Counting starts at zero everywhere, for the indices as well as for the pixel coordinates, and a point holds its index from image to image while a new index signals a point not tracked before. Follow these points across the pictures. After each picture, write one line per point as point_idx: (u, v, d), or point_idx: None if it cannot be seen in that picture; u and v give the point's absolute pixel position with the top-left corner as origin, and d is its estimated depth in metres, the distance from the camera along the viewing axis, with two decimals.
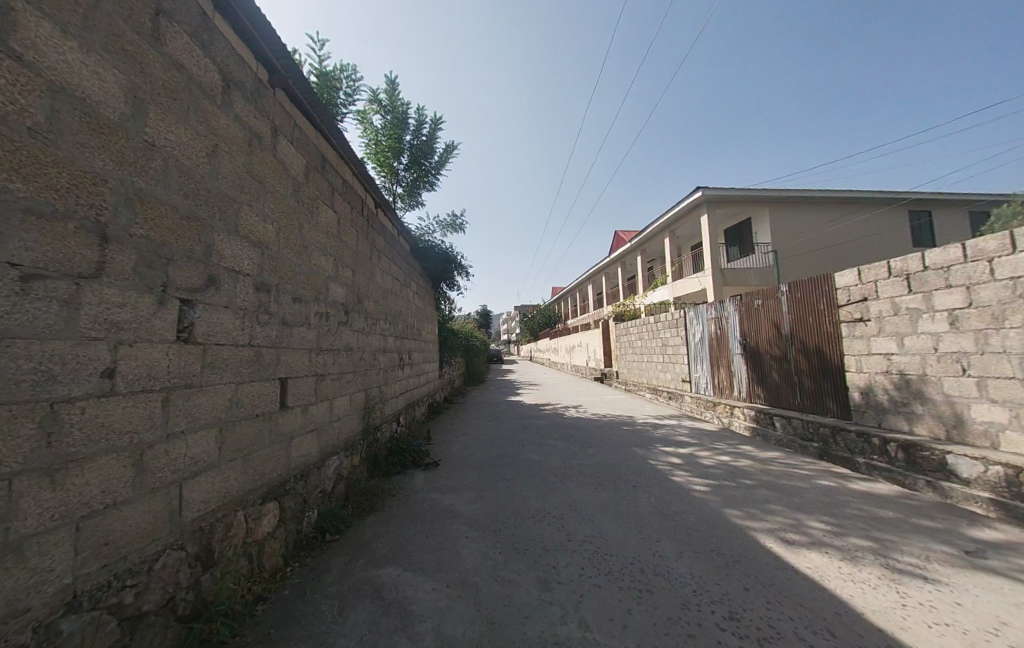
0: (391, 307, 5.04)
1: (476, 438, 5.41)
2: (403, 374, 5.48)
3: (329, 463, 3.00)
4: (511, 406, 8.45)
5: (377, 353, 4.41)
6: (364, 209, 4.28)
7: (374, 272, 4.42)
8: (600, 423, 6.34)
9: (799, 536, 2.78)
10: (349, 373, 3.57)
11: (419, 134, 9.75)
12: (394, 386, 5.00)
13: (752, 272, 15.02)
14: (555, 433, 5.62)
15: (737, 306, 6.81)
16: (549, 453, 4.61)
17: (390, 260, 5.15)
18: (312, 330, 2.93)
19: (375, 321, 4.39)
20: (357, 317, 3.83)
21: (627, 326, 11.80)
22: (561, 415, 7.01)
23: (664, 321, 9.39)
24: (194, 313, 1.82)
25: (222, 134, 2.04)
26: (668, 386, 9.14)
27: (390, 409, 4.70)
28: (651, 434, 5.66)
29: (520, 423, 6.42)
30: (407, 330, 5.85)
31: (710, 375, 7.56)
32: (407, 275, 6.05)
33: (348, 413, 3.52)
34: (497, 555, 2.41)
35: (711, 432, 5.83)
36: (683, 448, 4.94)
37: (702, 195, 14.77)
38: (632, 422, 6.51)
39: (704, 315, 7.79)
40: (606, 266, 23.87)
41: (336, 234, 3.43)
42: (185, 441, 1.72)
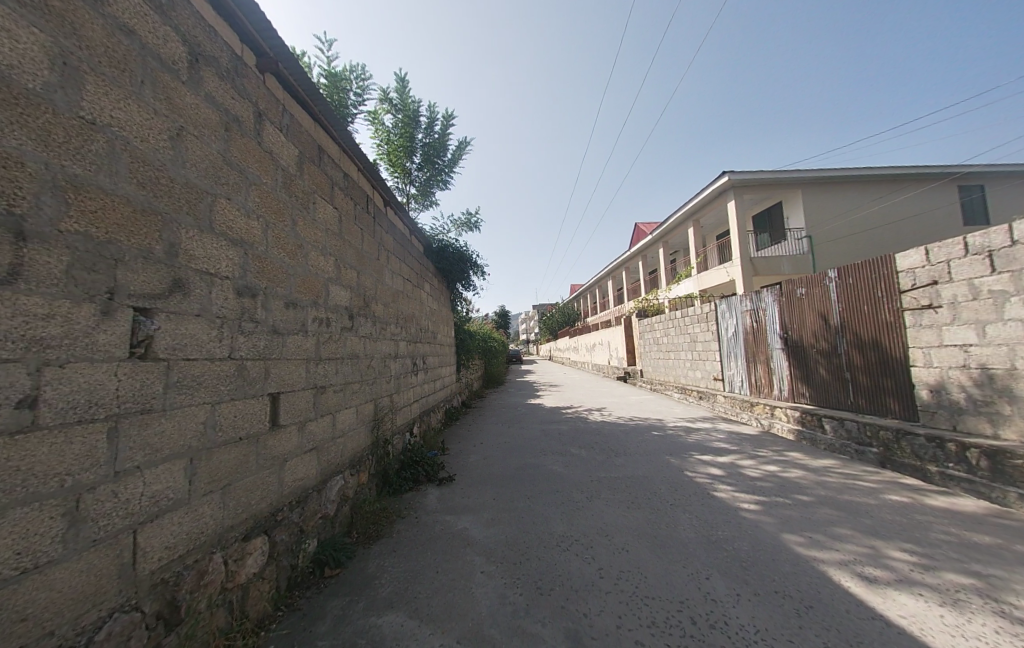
0: (402, 309, 4.75)
1: (494, 446, 5.06)
2: (416, 379, 5.19)
3: (331, 485, 2.75)
4: (531, 409, 8.09)
5: (388, 359, 4.14)
6: (371, 206, 4.01)
7: (383, 273, 4.15)
8: (627, 427, 5.89)
9: (881, 571, 2.20)
10: (355, 381, 3.30)
11: (431, 131, 9.49)
12: (407, 393, 4.72)
13: (784, 261, 14.14)
14: (578, 440, 5.21)
15: (776, 297, 6.25)
16: (573, 463, 4.21)
17: (402, 260, 4.89)
18: (310, 338, 2.64)
19: (385, 324, 4.12)
20: (363, 322, 3.55)
21: (651, 324, 11.23)
22: (585, 419, 6.59)
23: (693, 317, 8.82)
24: (153, 325, 1.54)
25: (185, 112, 1.75)
26: (699, 386, 8.56)
27: (402, 417, 4.42)
28: (683, 439, 5.19)
29: (542, 429, 6.04)
30: (421, 333, 5.56)
31: (746, 373, 6.99)
32: (420, 276, 5.77)
33: (355, 424, 3.25)
34: (517, 598, 2.05)
35: (751, 437, 5.30)
36: (722, 456, 4.46)
37: (728, 182, 14.03)
38: (661, 425, 6.04)
39: (737, 308, 7.23)
40: (627, 262, 23.17)
41: (338, 232, 3.16)
42: (141, 478, 1.47)
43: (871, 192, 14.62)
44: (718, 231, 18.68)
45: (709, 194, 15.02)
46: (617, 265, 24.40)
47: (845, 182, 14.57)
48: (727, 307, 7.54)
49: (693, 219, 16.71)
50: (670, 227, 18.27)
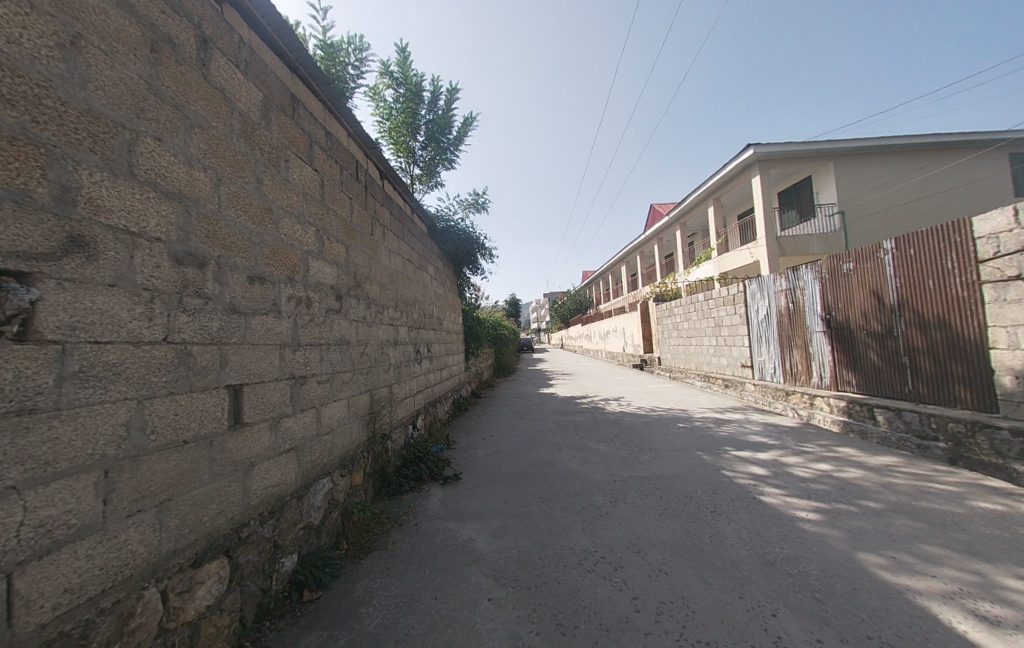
0: (402, 292, 4.32)
1: (505, 440, 4.65)
2: (420, 369, 4.79)
3: (316, 490, 2.36)
4: (543, 398, 7.67)
5: (386, 346, 3.73)
6: (363, 173, 3.55)
7: (379, 250, 3.72)
8: (650, 419, 5.41)
9: (1005, 610, 1.70)
10: (345, 371, 2.90)
11: (435, 106, 8.95)
12: (409, 383, 4.33)
13: (814, 238, 13.29)
14: (597, 433, 4.76)
15: (817, 275, 5.61)
16: (593, 460, 3.77)
17: (401, 238, 4.45)
18: (284, 320, 2.24)
19: (382, 306, 3.71)
20: (355, 304, 3.14)
21: (670, 308, 10.61)
22: (602, 410, 6.12)
23: (717, 299, 8.19)
24: (33, 295, 1.14)
25: (83, 14, 1.31)
26: (724, 373, 7.99)
27: (403, 409, 4.03)
28: (714, 432, 4.70)
29: (556, 420, 5.61)
30: (425, 318, 5.15)
31: (780, 358, 6.41)
32: (422, 255, 5.31)
33: (346, 420, 2.86)
34: (534, 639, 1.63)
35: (790, 429, 4.76)
36: (762, 450, 3.95)
37: (753, 155, 13.13)
38: (687, 416, 5.54)
39: (770, 288, 6.61)
40: (642, 245, 22.34)
41: (320, 198, 2.72)
42: (18, 504, 1.08)
43: (910, 164, 13.54)
44: (740, 210, 17.71)
45: (732, 170, 14.11)
46: (631, 249, 23.58)
47: (882, 154, 13.50)
48: (758, 288, 6.92)
49: (713, 198, 15.82)
50: (688, 208, 17.40)
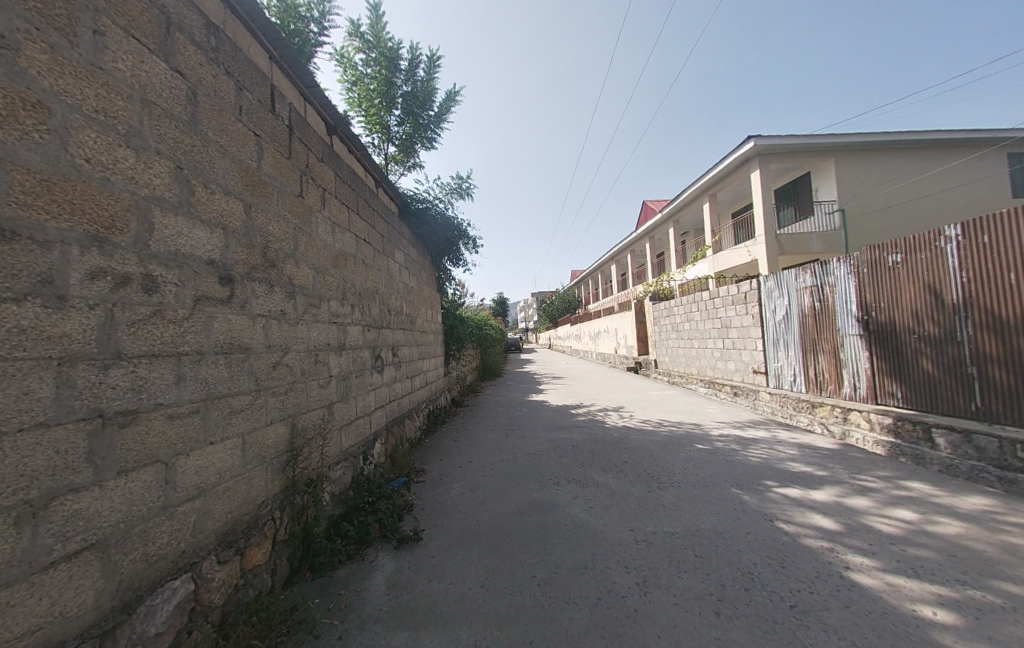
0: (353, 280, 3.28)
1: (485, 470, 3.68)
2: (380, 379, 3.76)
3: (149, 610, 1.36)
4: (533, 408, 6.72)
5: (322, 352, 2.70)
6: (289, 109, 2.50)
7: (313, 220, 2.69)
8: (661, 438, 4.50)
9: None
10: (236, 394, 1.88)
11: (414, 75, 7.87)
12: (361, 399, 3.30)
13: (813, 237, 12.75)
14: (601, 459, 3.82)
15: (852, 268, 4.81)
16: (602, 505, 2.82)
17: (354, 211, 3.40)
18: (77, 312, 1.22)
19: (317, 298, 2.69)
20: (263, 291, 2.12)
21: (670, 307, 9.79)
22: (602, 424, 5.21)
23: (725, 297, 7.38)
24: None
25: None
26: (731, 379, 7.19)
27: (349, 435, 3.01)
28: (744, 457, 3.81)
29: (548, 438, 4.67)
30: (388, 314, 4.11)
31: (802, 364, 5.60)
32: (387, 236, 4.28)
33: (235, 471, 1.84)
34: None
35: (833, 453, 3.91)
36: (814, 488, 3.07)
37: (754, 147, 12.45)
38: (704, 433, 4.65)
39: (790, 284, 5.79)
40: (633, 243, 21.66)
41: (186, 118, 1.69)
42: None
43: (908, 162, 13.16)
44: (735, 207, 17.12)
45: (732, 164, 13.40)
46: (623, 247, 22.81)
47: (881, 150, 13.09)
48: (775, 284, 6.09)
49: (710, 194, 15.12)
50: (684, 203, 16.67)
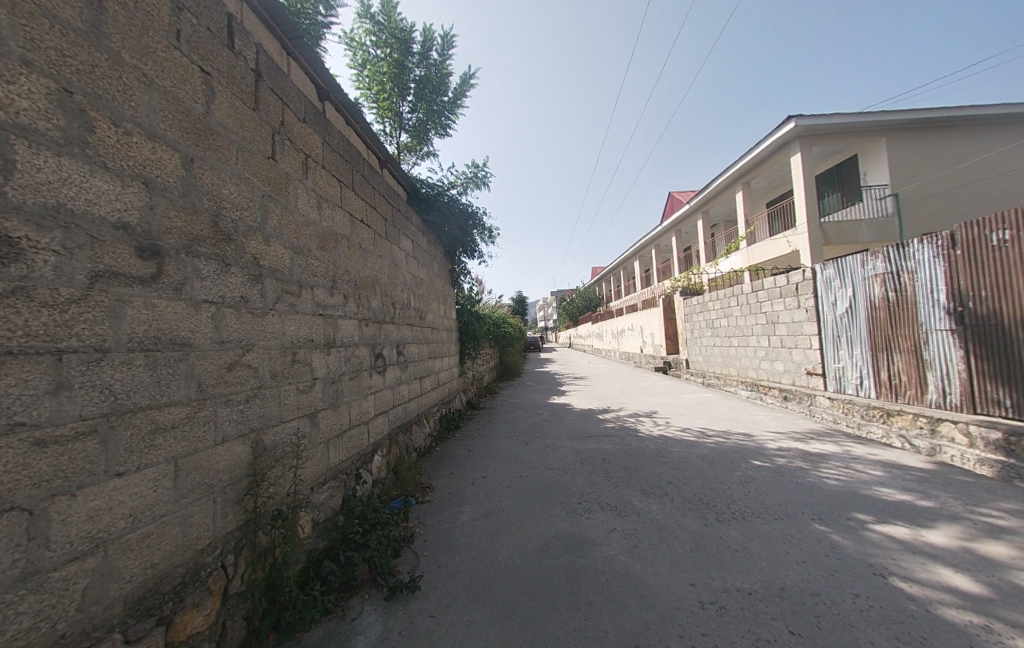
0: (346, 266, 2.79)
1: (501, 488, 3.13)
2: (381, 382, 3.26)
3: None
4: (555, 411, 6.14)
5: (302, 351, 2.21)
6: (256, 51, 2.03)
7: (290, 189, 2.21)
8: (708, 451, 3.83)
9: None
10: (164, 406, 1.41)
11: (427, 58, 7.38)
12: (357, 405, 2.82)
13: (863, 223, 11.58)
14: (639, 478, 3.19)
15: (938, 251, 4.01)
16: (649, 545, 2.22)
17: (348, 187, 2.92)
18: None
19: (296, 284, 2.21)
20: (210, 270, 1.65)
21: (704, 303, 8.98)
22: (635, 432, 4.58)
23: (771, 290, 6.58)
24: None
25: None
26: (779, 381, 6.39)
27: (340, 449, 2.53)
28: (816, 480, 3.11)
29: (574, 449, 4.08)
30: (391, 308, 3.61)
31: (873, 366, 4.79)
32: (391, 220, 3.78)
33: (159, 509, 1.37)
34: None
35: (931, 474, 3.16)
36: (925, 526, 2.37)
37: (795, 128, 11.39)
38: (759, 446, 3.95)
39: (854, 273, 4.99)
40: (658, 237, 20.68)
41: (80, 24, 1.22)
42: None
43: (975, 140, 11.79)
44: (770, 196, 15.97)
45: (770, 148, 12.37)
46: (647, 241, 21.83)
47: (941, 127, 11.78)
48: (834, 273, 5.29)
49: (743, 182, 14.08)
50: (714, 193, 15.64)
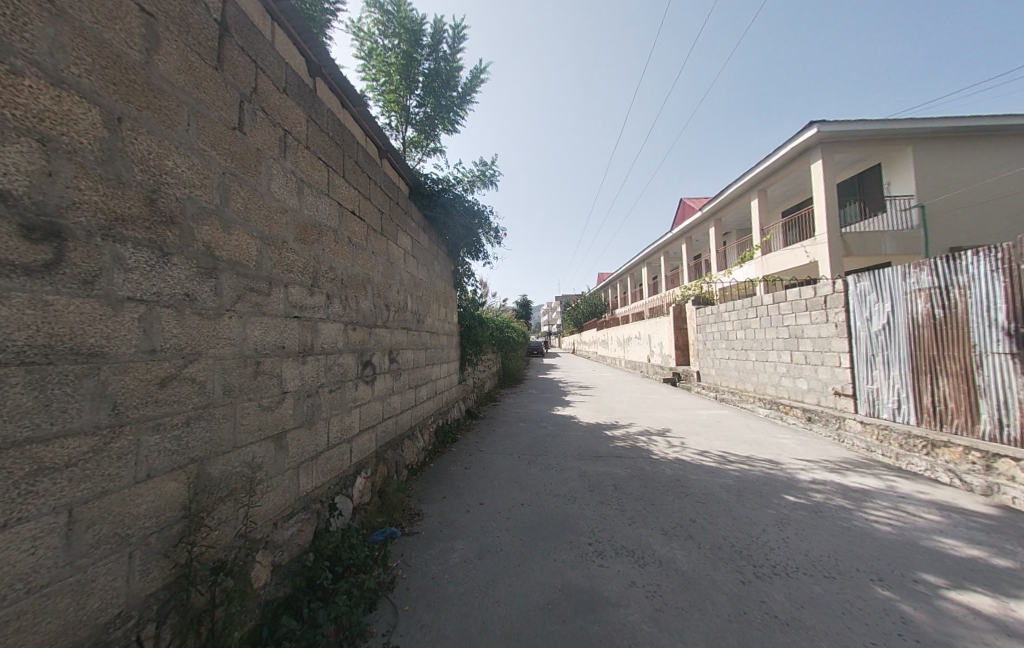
0: (331, 262, 2.44)
1: (499, 519, 2.74)
2: (369, 394, 2.90)
3: None
4: (560, 425, 5.74)
5: (269, 360, 1.86)
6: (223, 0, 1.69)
7: (261, 168, 1.87)
8: (732, 482, 3.41)
9: None
10: (55, 438, 1.05)
11: (437, 51, 7.07)
12: (339, 421, 2.46)
13: (887, 235, 11.09)
14: (659, 513, 2.80)
15: (996, 264, 3.59)
16: (677, 609, 1.83)
17: (338, 173, 2.58)
18: None
19: (264, 280, 1.85)
20: (139, 259, 1.30)
21: (719, 313, 8.54)
22: (649, 454, 4.17)
23: (795, 302, 6.15)
24: None
25: None
26: (802, 401, 5.95)
27: (314, 475, 2.16)
28: (863, 526, 2.69)
29: (582, 472, 3.69)
30: (384, 311, 3.25)
31: (914, 389, 4.35)
32: (388, 214, 3.43)
33: (39, 579, 1.01)
34: None
35: (998, 522, 2.73)
36: (1011, 595, 1.96)
37: (817, 134, 10.97)
38: (790, 477, 3.54)
39: (895, 286, 4.57)
40: (668, 243, 20.24)
41: None
42: None
43: (1005, 152, 11.30)
44: (787, 205, 15.50)
45: (789, 154, 11.94)
46: (657, 248, 21.39)
47: (971, 137, 11.30)
48: (871, 287, 4.87)
49: (760, 189, 13.63)
50: (729, 200, 15.20)
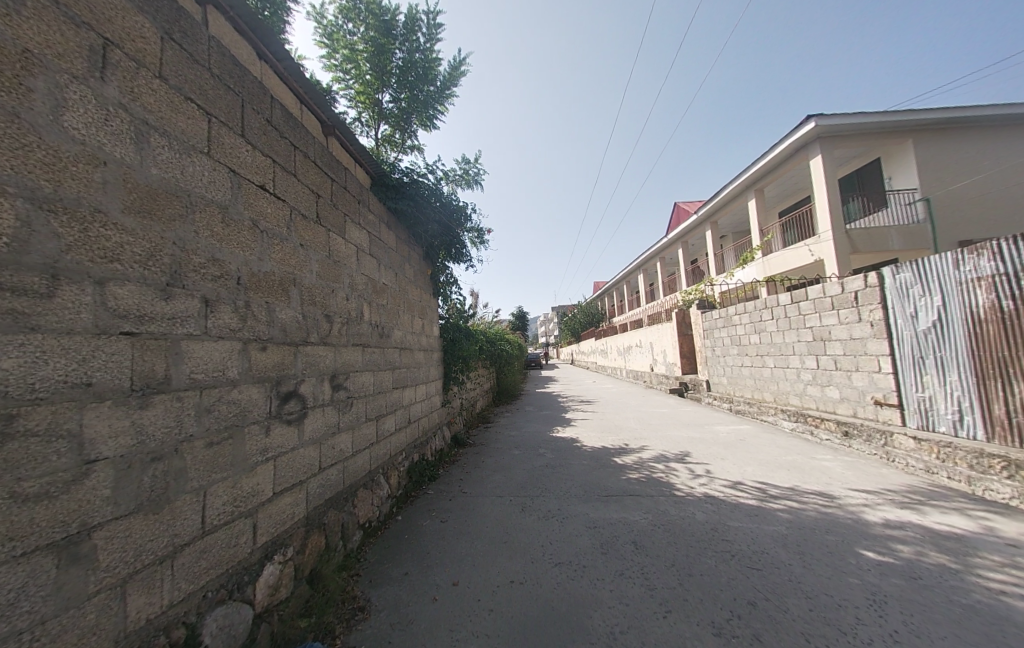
0: (211, 249, 1.66)
1: (474, 615, 1.90)
2: (292, 438, 2.08)
3: None
4: (560, 452, 4.91)
5: (39, 409, 1.06)
6: None
7: (35, 83, 1.11)
8: (787, 531, 2.59)
9: None
10: None
11: (411, 41, 6.42)
12: (226, 488, 1.65)
13: (892, 229, 10.56)
14: (699, 592, 1.98)
15: None
16: None
17: (229, 130, 1.81)
18: None
19: (37, 272, 1.09)
20: None
21: (729, 317, 7.82)
22: (670, 490, 3.36)
23: (818, 301, 5.44)
24: None
25: None
26: (835, 412, 5.18)
27: (162, 587, 1.34)
28: (992, 604, 1.88)
29: (590, 520, 2.87)
30: (322, 323, 2.45)
31: (980, 397, 3.61)
32: (329, 199, 2.66)
33: None
34: None
35: None
36: None
37: (816, 128, 10.46)
38: (856, 520, 2.74)
39: (945, 275, 3.86)
40: (664, 248, 19.72)
41: None
42: None
43: (1008, 143, 10.92)
44: (785, 204, 15.02)
45: (787, 150, 11.43)
46: (652, 253, 20.84)
47: (974, 127, 10.89)
48: (912, 278, 4.16)
49: (757, 188, 13.12)
50: (725, 201, 14.69)
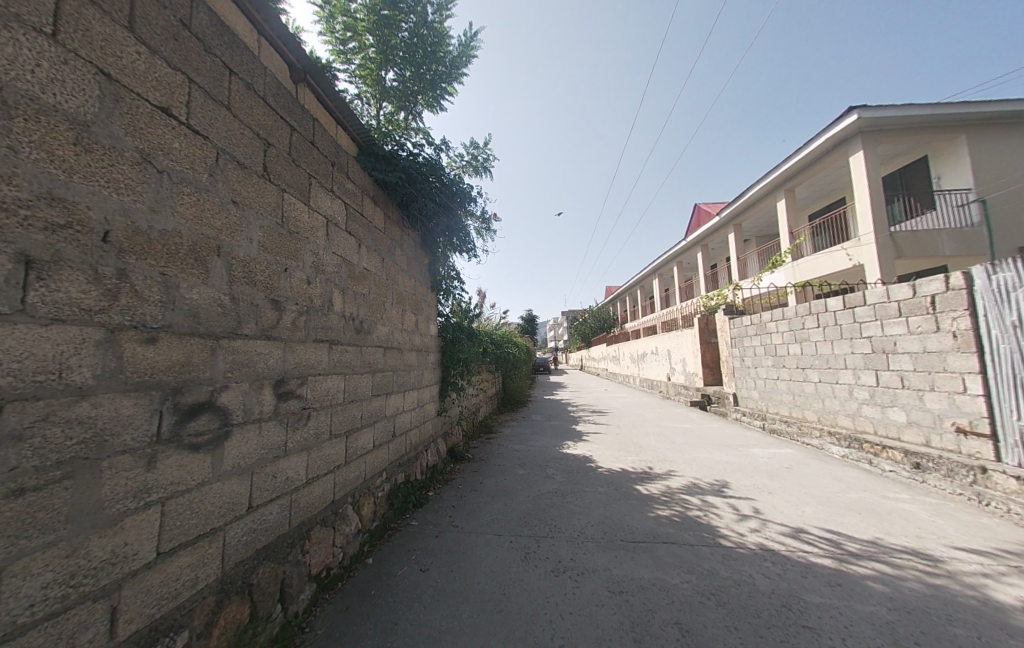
0: (43, 181, 1.05)
1: None
2: (200, 471, 1.46)
3: None
4: (572, 474, 4.23)
5: None
6: None
7: None
8: (892, 616, 1.86)
9: None
10: None
11: (419, 13, 5.87)
12: (51, 562, 1.04)
13: (944, 233, 9.60)
14: None
15: None
16: None
17: (102, 12, 1.22)
18: None
19: None
20: None
21: (762, 325, 7.04)
22: (713, 537, 2.65)
23: (879, 308, 4.65)
24: None
25: None
26: (901, 438, 4.38)
27: None
28: None
29: (613, 579, 2.19)
30: (263, 311, 1.83)
31: None
32: (285, 152, 2.05)
33: None
34: None
35: None
36: None
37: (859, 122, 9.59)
38: (983, 600, 1.99)
39: None
40: (682, 252, 18.87)
41: None
42: None
43: None
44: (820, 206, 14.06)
45: (825, 146, 10.55)
46: (670, 257, 19.99)
47: None
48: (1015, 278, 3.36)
49: (789, 188, 12.22)
50: (752, 203, 13.79)
